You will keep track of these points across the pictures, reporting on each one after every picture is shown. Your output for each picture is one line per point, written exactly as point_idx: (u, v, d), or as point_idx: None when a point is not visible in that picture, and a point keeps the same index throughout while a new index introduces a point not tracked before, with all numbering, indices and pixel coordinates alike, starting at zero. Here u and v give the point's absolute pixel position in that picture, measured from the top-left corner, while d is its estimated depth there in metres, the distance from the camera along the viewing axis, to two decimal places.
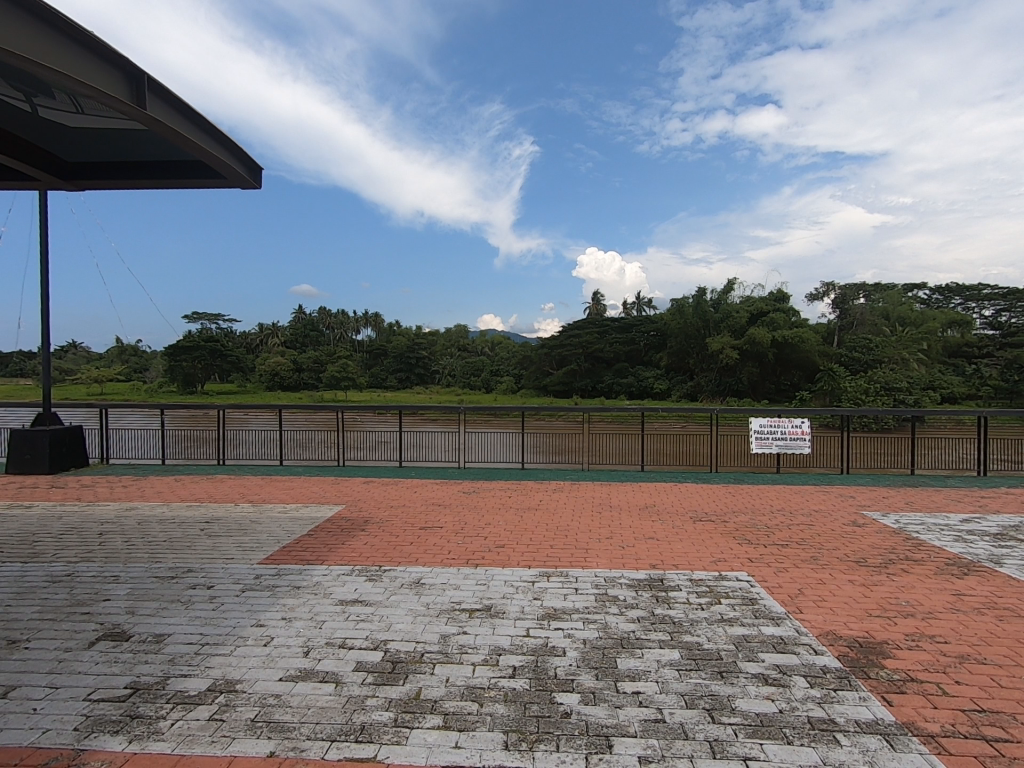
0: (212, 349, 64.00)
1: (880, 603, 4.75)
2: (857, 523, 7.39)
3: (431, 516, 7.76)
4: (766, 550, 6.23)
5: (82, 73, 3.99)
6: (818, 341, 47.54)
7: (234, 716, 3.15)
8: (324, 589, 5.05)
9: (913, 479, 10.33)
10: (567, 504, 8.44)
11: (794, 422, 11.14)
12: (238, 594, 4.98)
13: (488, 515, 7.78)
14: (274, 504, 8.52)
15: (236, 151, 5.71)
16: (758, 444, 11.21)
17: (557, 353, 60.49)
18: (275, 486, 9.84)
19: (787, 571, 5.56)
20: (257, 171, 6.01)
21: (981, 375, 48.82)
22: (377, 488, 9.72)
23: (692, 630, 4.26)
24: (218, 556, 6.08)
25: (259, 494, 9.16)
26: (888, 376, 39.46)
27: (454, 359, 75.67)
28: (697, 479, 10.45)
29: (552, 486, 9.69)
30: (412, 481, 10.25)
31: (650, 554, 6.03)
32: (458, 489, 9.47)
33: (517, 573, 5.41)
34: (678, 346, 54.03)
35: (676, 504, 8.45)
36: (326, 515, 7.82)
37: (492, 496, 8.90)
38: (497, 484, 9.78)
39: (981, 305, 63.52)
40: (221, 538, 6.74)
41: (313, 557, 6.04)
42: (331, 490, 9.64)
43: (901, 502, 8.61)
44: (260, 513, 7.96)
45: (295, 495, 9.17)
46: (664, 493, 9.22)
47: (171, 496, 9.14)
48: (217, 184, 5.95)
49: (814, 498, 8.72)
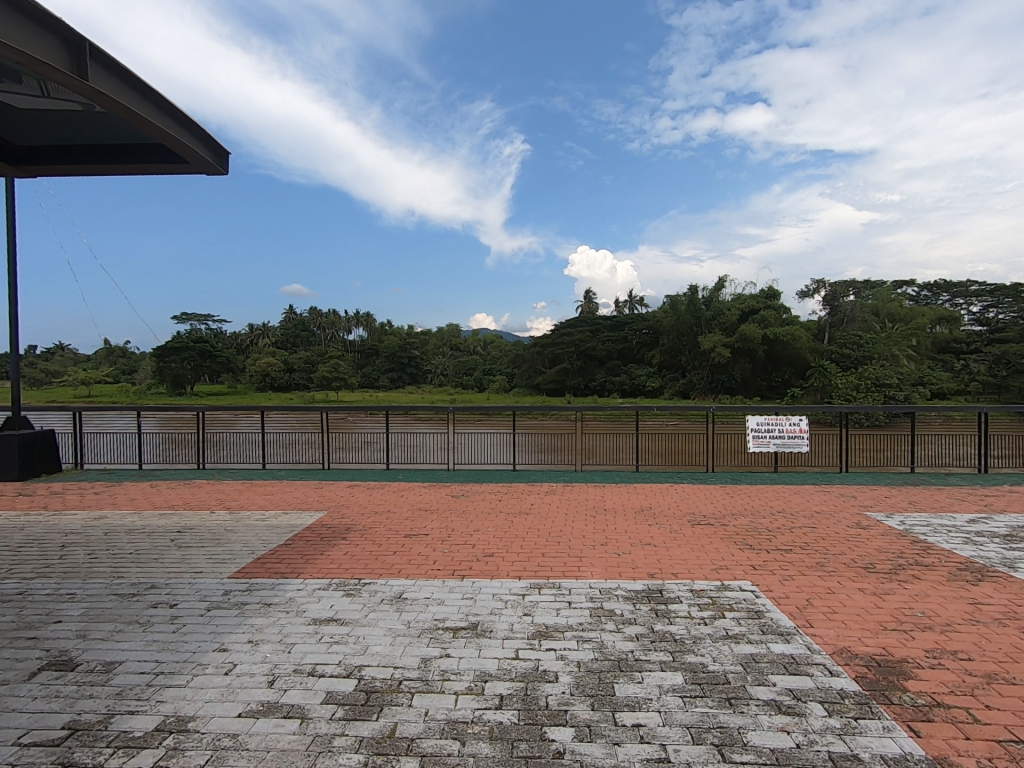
0: (201, 350, 63.13)
1: (894, 614, 4.43)
2: (861, 525, 7.10)
3: (417, 522, 7.38)
4: (769, 555, 5.92)
5: (12, 38, 3.55)
6: (809, 338, 47.53)
7: (181, 762, 2.77)
8: (298, 607, 4.66)
9: (913, 477, 10.08)
10: (560, 507, 8.09)
11: (792, 420, 10.86)
12: (203, 613, 4.58)
13: (477, 520, 7.41)
14: (252, 510, 8.11)
15: (199, 133, 5.28)
16: (755, 442, 10.92)
17: (549, 351, 60.17)
18: (256, 491, 9.43)
19: (793, 579, 5.24)
20: (224, 155, 5.58)
21: (970, 370, 49.10)
22: (362, 493, 9.33)
23: (695, 649, 3.91)
24: (187, 569, 5.67)
25: (237, 500, 8.75)
26: (878, 373, 39.51)
27: (446, 358, 75.28)
28: (694, 480, 10.14)
29: (544, 488, 9.34)
30: (400, 484, 9.88)
31: (647, 562, 5.69)
32: (446, 493, 9.09)
33: (506, 585, 5.06)
34: (670, 343, 53.85)
35: (673, 507, 8.14)
36: (306, 523, 7.42)
37: (482, 500, 8.54)
38: (487, 487, 9.41)
39: (969, 302, 63.81)
40: (192, 550, 6.33)
41: (288, 569, 5.64)
42: (314, 495, 9.23)
43: (904, 502, 8.33)
44: (236, 521, 7.54)
45: (275, 501, 8.76)
46: (660, 494, 8.90)
47: (144, 503, 8.71)
48: (180, 170, 5.52)
49: (815, 499, 8.43)
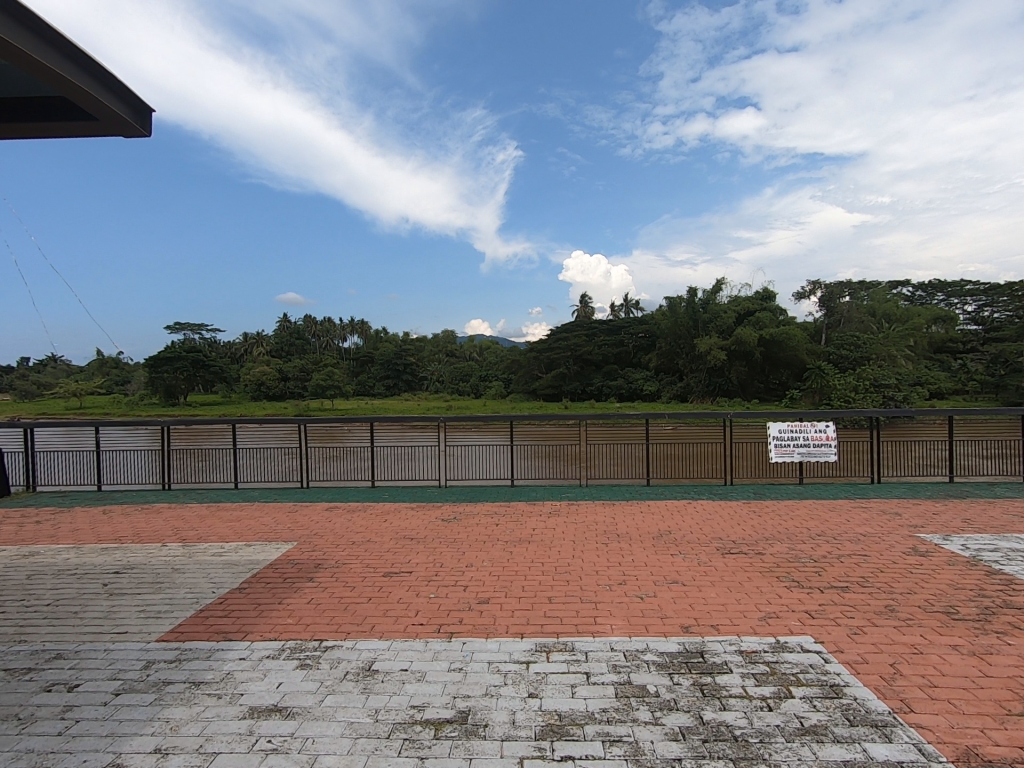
0: (192, 359, 61.95)
1: (1014, 689, 3.38)
2: (919, 552, 6.05)
3: (399, 555, 6.29)
4: (825, 597, 4.86)
5: None
6: (807, 340, 46.78)
7: None
8: (233, 689, 3.57)
9: (955, 490, 9.06)
10: (566, 534, 7.00)
11: (818, 426, 9.85)
12: (107, 701, 3.48)
13: (470, 552, 6.32)
14: (210, 543, 6.99)
15: (110, 82, 4.22)
16: (778, 452, 9.89)
17: (545, 355, 59.10)
18: (220, 517, 8.31)
19: (864, 632, 4.19)
20: (146, 112, 4.56)
21: (967, 370, 48.51)
22: (340, 517, 8.22)
23: (765, 754, 2.84)
24: (109, 629, 4.56)
25: (196, 530, 7.63)
26: (876, 373, 38.71)
27: (441, 364, 74.27)
28: (713, 496, 9.09)
29: (546, 509, 8.26)
30: (384, 506, 8.78)
31: (679, 610, 4.62)
32: (435, 517, 7.99)
33: (505, 651, 3.99)
34: (667, 346, 53.00)
35: (697, 530, 7.08)
36: (269, 558, 6.31)
37: (475, 525, 7.44)
38: (482, 509, 8.33)
39: (964, 301, 63.30)
40: (124, 599, 5.22)
41: (235, 626, 4.55)
42: (285, 521, 8.11)
43: (957, 520, 7.31)
44: (188, 557, 6.42)
45: (240, 530, 7.64)
46: (679, 515, 7.83)
47: (89, 534, 7.57)
48: (91, 130, 4.44)
49: (855, 519, 7.39)
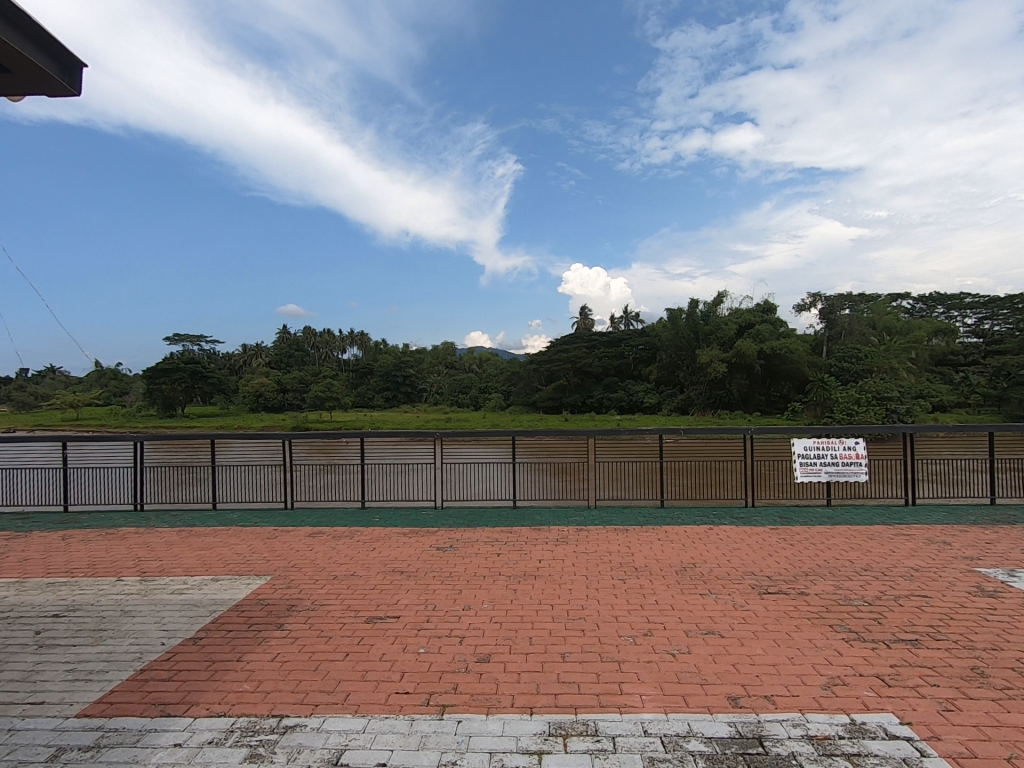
0: (189, 370, 61.37)
1: None
2: (989, 593, 5.21)
3: (385, 595, 5.44)
4: (896, 657, 4.02)
5: None
6: (809, 352, 46.10)
7: None
8: None
9: (1002, 514, 8.19)
10: (577, 568, 6.15)
11: (846, 443, 9.08)
12: None
13: (467, 592, 5.47)
14: (172, 577, 6.13)
15: (31, 30, 3.44)
16: (803, 471, 9.14)
17: (545, 367, 58.47)
18: (189, 546, 7.44)
19: (959, 709, 3.35)
20: (74, 66, 3.77)
21: (969, 383, 47.77)
22: (322, 545, 7.37)
23: None
24: (22, 698, 3.70)
25: (159, 562, 6.75)
26: (878, 386, 37.97)
27: (440, 376, 73.51)
28: (736, 521, 8.24)
29: (553, 537, 7.41)
30: (372, 533, 7.94)
31: (723, 676, 3.77)
32: (428, 546, 7.15)
33: (510, 737, 3.13)
34: (668, 358, 52.38)
35: (726, 564, 6.23)
36: (236, 598, 5.45)
37: (473, 556, 6.60)
38: (481, 537, 7.48)
39: (964, 313, 62.76)
40: (53, 655, 4.35)
41: (177, 694, 3.70)
42: (261, 550, 7.25)
43: (1016, 551, 6.47)
44: (141, 597, 5.55)
45: (208, 561, 6.78)
46: (703, 545, 6.98)
47: (37, 566, 6.68)
48: (11, 86, 3.70)
49: (901, 551, 6.55)
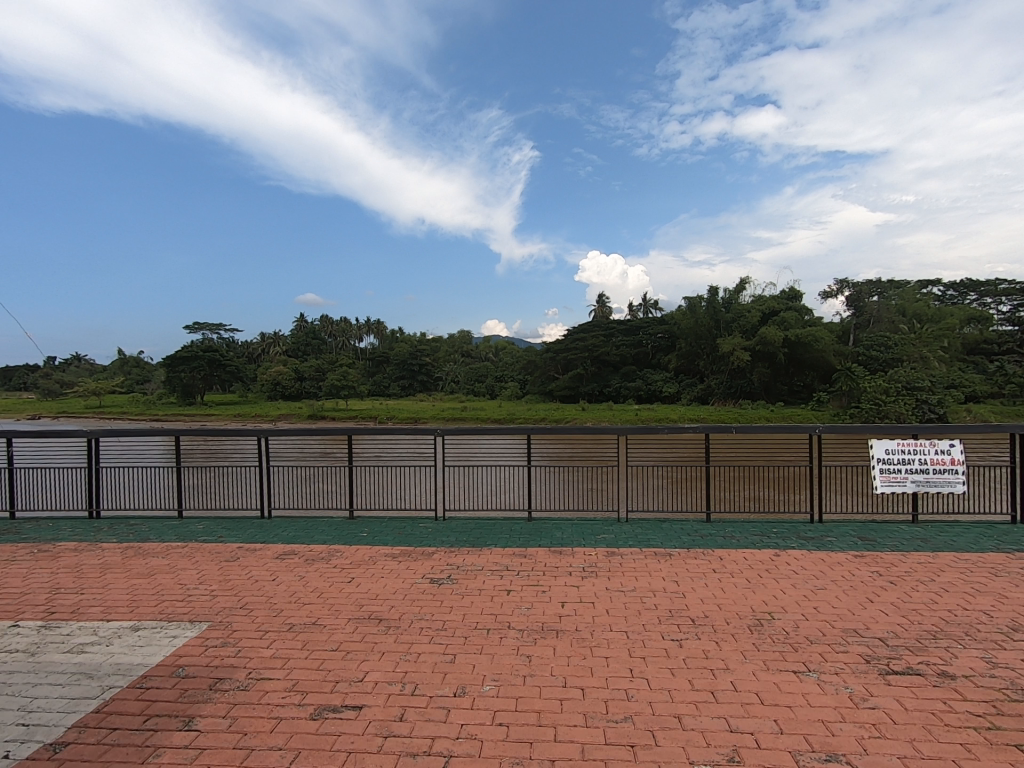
0: (202, 358, 60.89)
1: None
2: None
3: (348, 664, 3.91)
4: None
5: None
6: (836, 340, 43.69)
7: None
8: None
9: None
10: (613, 619, 4.56)
11: (938, 447, 7.39)
12: None
13: (461, 662, 3.91)
14: (79, 625, 4.66)
15: None
16: (885, 481, 7.43)
17: (561, 357, 56.74)
18: (126, 573, 5.97)
19: None
20: None
21: (1006, 373, 44.97)
22: (289, 574, 5.87)
23: None
24: None
25: (76, 598, 5.28)
26: (909, 374, 35.56)
27: (453, 365, 72.23)
28: (809, 545, 6.54)
29: (578, 567, 5.83)
30: (353, 555, 6.43)
31: None
32: (418, 578, 5.62)
33: None
34: (688, 347, 50.26)
35: (816, 616, 4.59)
36: (146, 665, 3.97)
37: (474, 597, 5.06)
38: (486, 565, 5.93)
39: (1000, 300, 59.58)
40: None
41: None
42: (212, 579, 5.78)
43: None
44: (24, 658, 4.10)
45: (140, 597, 5.30)
46: (778, 583, 5.33)
47: None
48: None
49: None
